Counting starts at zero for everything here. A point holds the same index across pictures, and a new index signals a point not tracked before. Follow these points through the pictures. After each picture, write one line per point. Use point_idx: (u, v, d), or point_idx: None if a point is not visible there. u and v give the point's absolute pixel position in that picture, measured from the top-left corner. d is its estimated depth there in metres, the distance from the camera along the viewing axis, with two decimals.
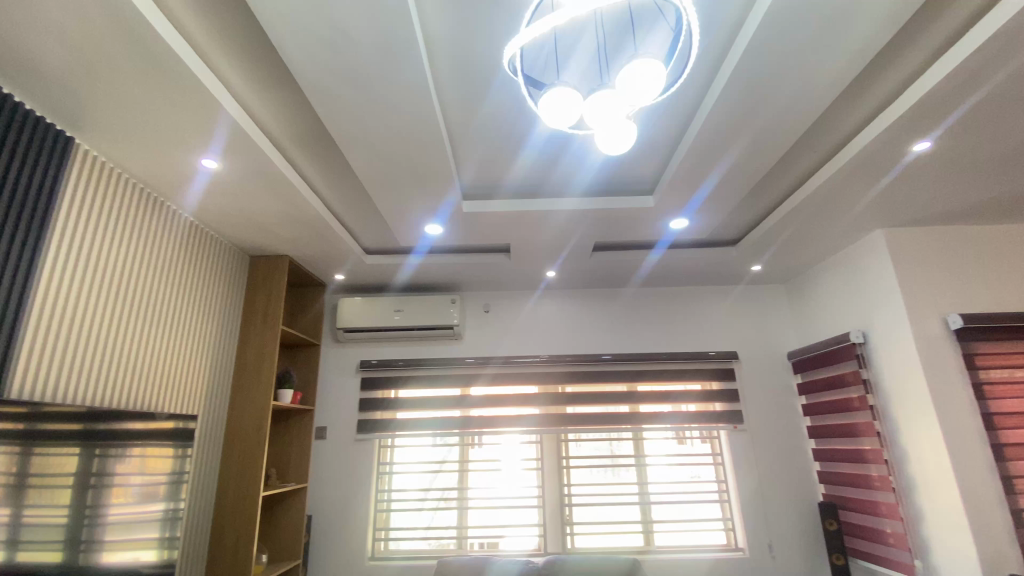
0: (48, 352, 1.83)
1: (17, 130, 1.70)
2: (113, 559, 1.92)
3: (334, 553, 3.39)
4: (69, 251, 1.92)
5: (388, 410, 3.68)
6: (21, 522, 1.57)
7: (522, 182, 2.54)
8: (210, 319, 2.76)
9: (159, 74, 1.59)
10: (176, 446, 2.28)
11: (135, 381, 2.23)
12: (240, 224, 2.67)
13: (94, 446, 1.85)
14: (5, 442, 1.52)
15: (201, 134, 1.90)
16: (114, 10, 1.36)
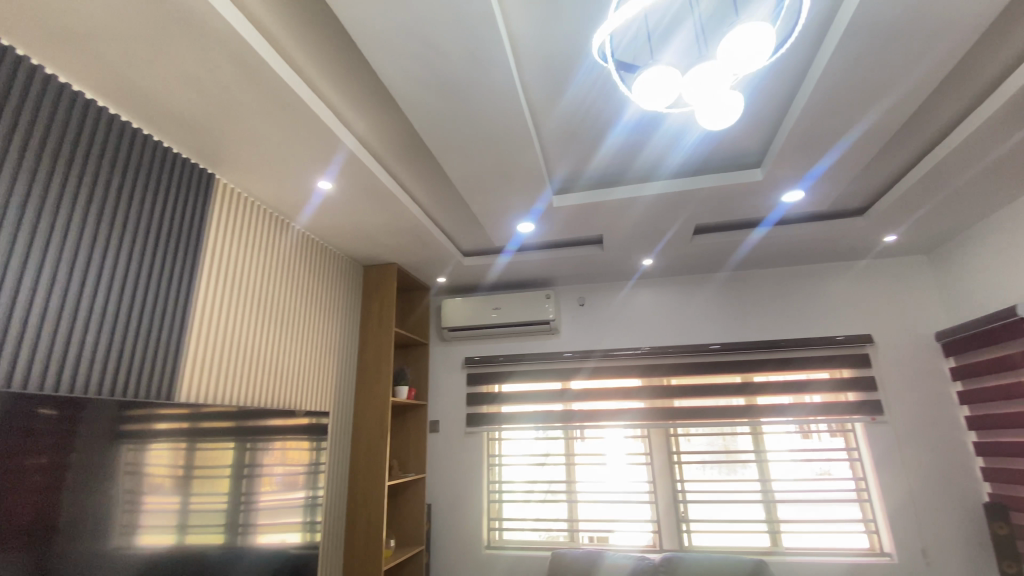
0: (207, 361, 2.14)
1: (169, 173, 2.00)
2: (266, 540, 2.21)
3: (453, 540, 3.58)
4: (216, 273, 2.22)
5: (493, 405, 3.81)
6: (188, 509, 1.84)
7: (610, 169, 2.48)
8: (333, 325, 3.04)
9: (278, 109, 1.78)
10: (311, 440, 2.55)
11: (275, 382, 2.52)
12: (352, 237, 2.91)
13: (245, 440, 2.13)
14: (173, 439, 1.80)
15: (317, 159, 2.09)
16: (243, 62, 1.56)
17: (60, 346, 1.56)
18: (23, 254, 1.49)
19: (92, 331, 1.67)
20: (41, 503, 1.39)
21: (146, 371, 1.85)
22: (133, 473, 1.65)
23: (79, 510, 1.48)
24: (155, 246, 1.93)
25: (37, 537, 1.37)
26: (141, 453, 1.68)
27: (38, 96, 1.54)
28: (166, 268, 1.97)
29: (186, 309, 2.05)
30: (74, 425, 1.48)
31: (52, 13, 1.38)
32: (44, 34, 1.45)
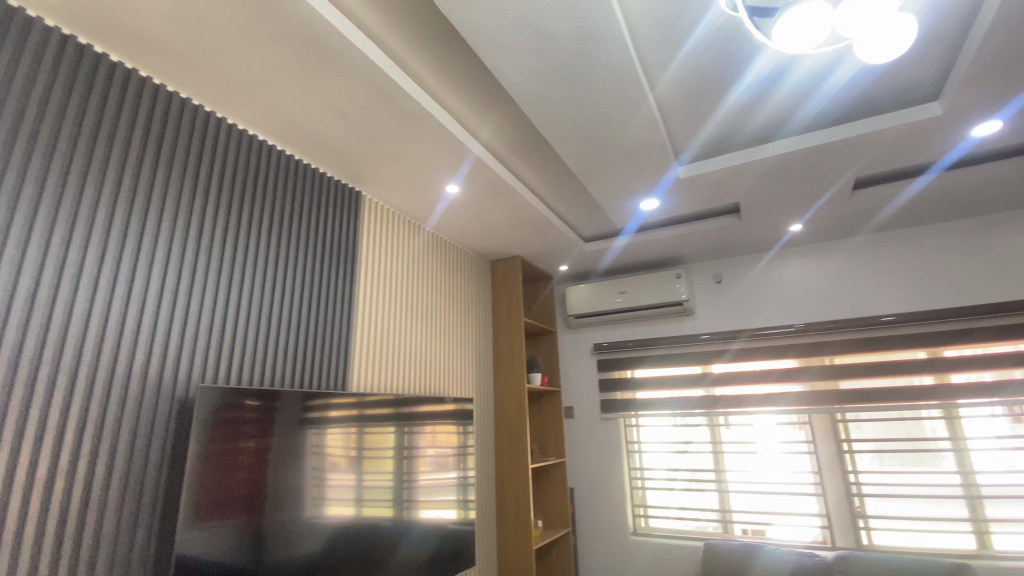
0: (370, 356, 2.42)
1: (327, 195, 2.30)
2: (428, 514, 2.45)
3: (598, 525, 3.61)
4: (370, 277, 2.50)
5: (627, 391, 3.74)
6: (363, 485, 2.11)
7: (741, 131, 2.27)
8: (469, 318, 3.25)
9: (410, 124, 1.93)
10: (458, 425, 2.75)
11: (424, 372, 2.77)
12: (478, 234, 3.06)
13: (402, 424, 2.37)
14: (345, 424, 2.07)
15: (445, 166, 2.23)
16: (379, 87, 1.73)
17: (260, 349, 1.89)
18: (228, 277, 1.83)
19: (282, 335, 1.99)
20: (253, 477, 1.69)
21: (324, 366, 2.16)
22: (317, 453, 1.93)
23: (281, 483, 1.78)
24: (322, 260, 2.24)
25: (252, 505, 1.67)
26: (322, 436, 1.96)
27: (224, 144, 1.87)
28: (331, 278, 2.27)
29: (350, 312, 2.34)
30: (273, 413, 1.78)
31: (234, 74, 1.67)
32: (228, 92, 1.75)
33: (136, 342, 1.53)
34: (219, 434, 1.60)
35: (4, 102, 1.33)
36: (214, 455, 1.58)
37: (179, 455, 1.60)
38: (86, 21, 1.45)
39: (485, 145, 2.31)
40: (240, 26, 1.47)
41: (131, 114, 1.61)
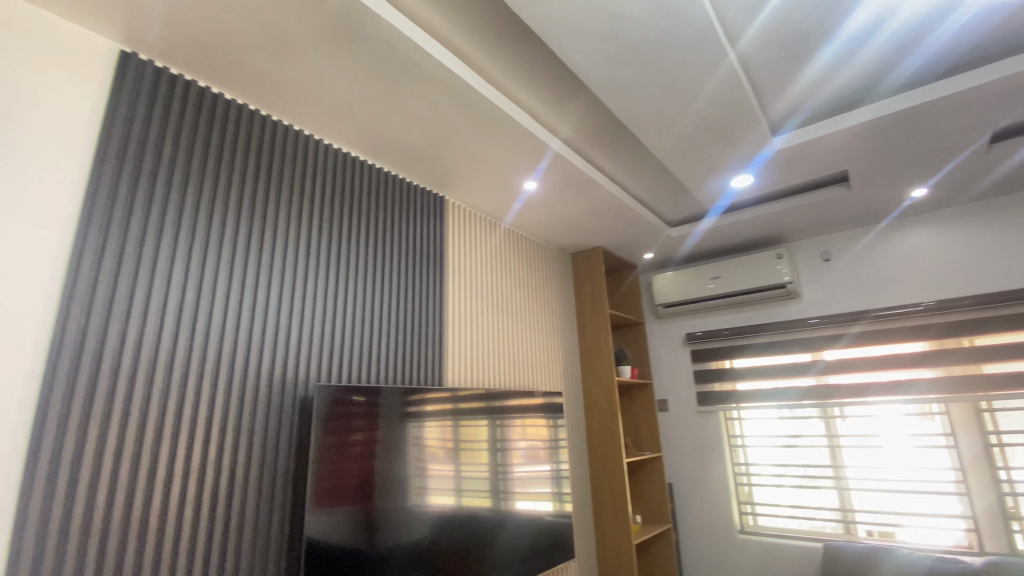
0: (462, 351, 2.51)
1: (413, 201, 2.42)
2: (525, 506, 2.50)
3: (701, 522, 3.47)
4: (457, 276, 2.59)
5: (726, 382, 3.54)
6: (462, 476, 2.20)
7: (846, 90, 2.05)
8: (554, 313, 3.26)
9: (487, 126, 1.97)
10: (549, 418, 2.77)
11: (512, 366, 2.81)
12: (558, 228, 3.05)
13: (494, 418, 2.43)
14: (441, 418, 2.16)
15: (524, 163, 2.24)
16: (456, 92, 1.77)
17: (363, 348, 2.04)
18: (332, 284, 1.99)
19: (381, 334, 2.13)
20: (363, 467, 1.83)
21: (420, 362, 2.27)
22: (417, 445, 2.04)
23: (388, 474, 1.91)
24: (414, 264, 2.36)
25: (364, 493, 1.81)
26: (421, 428, 2.07)
27: (321, 162, 2.04)
28: (422, 280, 2.38)
29: (441, 311, 2.45)
30: (376, 407, 1.91)
31: (325, 97, 1.80)
32: (322, 114, 1.90)
33: (261, 347, 1.72)
34: (331, 427, 1.75)
35: (146, 145, 1.56)
36: (329, 447, 1.72)
37: (300, 448, 1.77)
38: (205, 66, 1.66)
39: (564, 140, 2.29)
40: (328, 50, 1.58)
41: (243, 144, 1.80)
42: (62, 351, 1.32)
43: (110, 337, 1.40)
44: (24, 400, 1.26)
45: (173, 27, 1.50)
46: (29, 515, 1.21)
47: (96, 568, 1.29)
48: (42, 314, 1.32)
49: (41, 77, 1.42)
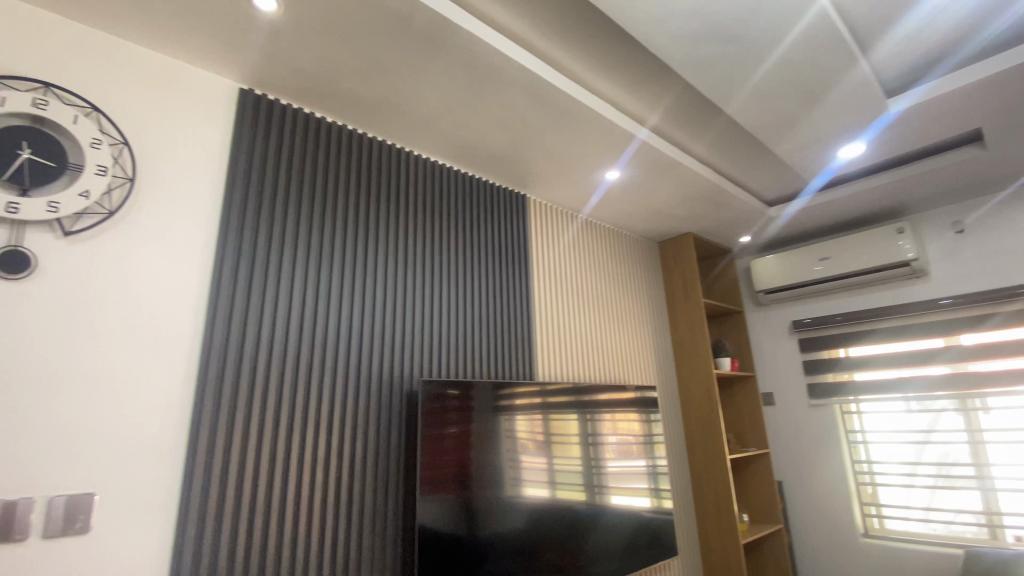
0: (550, 346, 2.52)
1: (497, 201, 2.46)
2: (621, 502, 2.47)
3: (816, 522, 3.23)
4: (542, 272, 2.60)
5: (840, 372, 3.24)
6: (555, 469, 2.22)
7: (977, 31, 1.77)
8: (642, 304, 3.17)
9: (568, 121, 1.95)
10: (642, 413, 2.71)
11: (601, 359, 2.77)
12: (643, 216, 2.95)
13: (584, 411, 2.42)
14: (529, 412, 2.18)
15: (607, 153, 2.19)
16: (537, 92, 1.78)
17: (457, 347, 2.12)
18: (426, 286, 2.08)
19: (473, 333, 2.19)
20: (459, 460, 1.89)
21: (511, 359, 2.31)
22: (510, 437, 2.09)
23: (487, 467, 1.97)
24: (501, 263, 2.41)
25: (463, 484, 1.88)
26: (512, 422, 2.11)
27: (410, 172, 2.14)
28: (509, 278, 2.42)
29: (528, 307, 2.47)
30: (470, 403, 1.98)
31: (413, 109, 1.89)
32: (411, 127, 1.99)
33: (368, 349, 1.85)
34: (430, 421, 1.84)
35: (265, 172, 1.73)
36: (428, 440, 1.81)
37: (407, 442, 1.88)
38: (309, 94, 1.81)
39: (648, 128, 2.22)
40: (416, 64, 1.66)
41: (344, 162, 1.94)
42: (210, 357, 1.51)
43: (246, 344, 1.57)
44: (185, 400, 1.47)
45: (281, 61, 1.66)
46: (193, 499, 1.41)
47: (246, 547, 1.47)
48: (193, 326, 1.52)
49: (180, 118, 1.63)
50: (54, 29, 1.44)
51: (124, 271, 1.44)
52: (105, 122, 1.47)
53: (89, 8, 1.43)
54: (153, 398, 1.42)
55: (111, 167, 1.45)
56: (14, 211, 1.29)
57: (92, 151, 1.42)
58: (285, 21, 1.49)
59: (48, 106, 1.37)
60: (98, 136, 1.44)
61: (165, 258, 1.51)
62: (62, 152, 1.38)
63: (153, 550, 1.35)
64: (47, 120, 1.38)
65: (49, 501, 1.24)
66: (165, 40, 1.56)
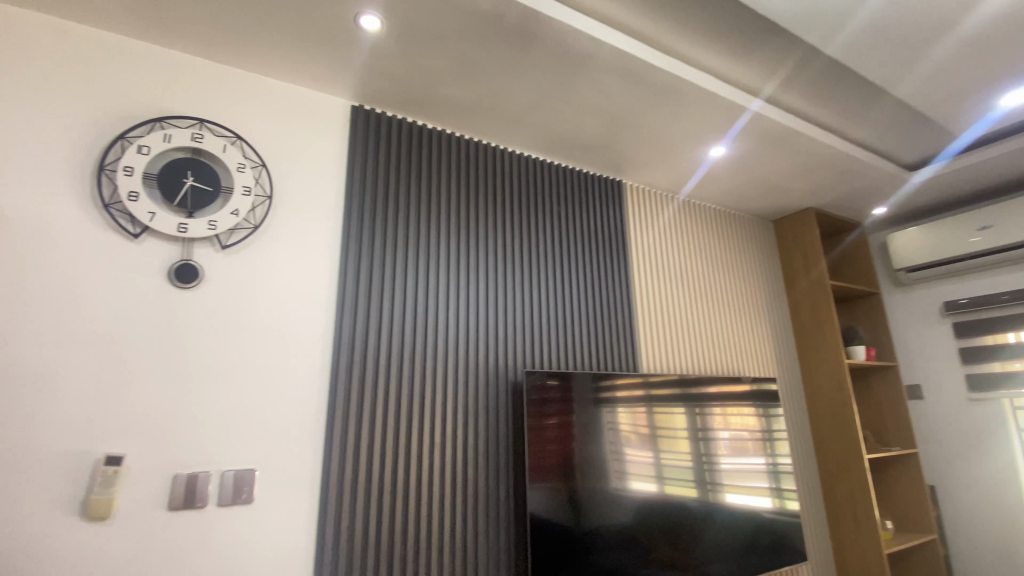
0: (653, 337, 2.42)
1: (592, 190, 2.43)
2: (738, 501, 2.32)
3: (981, 535, 2.78)
4: (643, 260, 2.52)
5: (1008, 360, 2.76)
6: (662, 463, 2.14)
7: None
8: (756, 288, 2.94)
9: (667, 99, 1.86)
10: (760, 408, 2.52)
11: (708, 350, 2.61)
12: (755, 193, 2.74)
13: (694, 405, 2.31)
14: (631, 405, 2.12)
15: (712, 128, 2.05)
16: (633, 73, 1.72)
17: (557, 339, 2.12)
18: (524, 279, 2.11)
19: (572, 325, 2.18)
20: (562, 450, 1.90)
21: (613, 351, 2.27)
22: (613, 430, 2.04)
23: (594, 459, 1.96)
24: (599, 252, 2.37)
25: (567, 474, 1.88)
26: (615, 414, 2.06)
27: (507, 168, 2.19)
28: (609, 267, 2.38)
29: (629, 297, 2.40)
30: (570, 394, 1.97)
31: (509, 106, 1.92)
32: (506, 124, 2.03)
33: (474, 342, 1.92)
34: (533, 411, 1.86)
35: (378, 180, 1.87)
36: (533, 431, 1.84)
37: (515, 432, 1.93)
38: (412, 103, 1.92)
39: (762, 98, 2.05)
40: (509, 62, 1.69)
41: (445, 165, 2.04)
42: (341, 351, 1.67)
43: (369, 338, 1.72)
44: (321, 389, 1.64)
45: (386, 76, 1.77)
46: (331, 477, 1.57)
47: (377, 523, 1.60)
48: (324, 323, 1.69)
49: (306, 137, 1.81)
50: (205, 72, 1.68)
51: (269, 276, 1.64)
52: (247, 148, 1.68)
53: (230, 50, 1.65)
54: (297, 388, 1.60)
55: (253, 187, 1.66)
56: (183, 230, 1.52)
57: (238, 174, 1.63)
58: (388, 37, 1.60)
59: (204, 139, 1.61)
60: (243, 161, 1.65)
61: (300, 263, 1.70)
62: (216, 178, 1.60)
63: (301, 521, 1.53)
64: (204, 151, 1.61)
65: (221, 475, 1.45)
66: (290, 70, 1.75)
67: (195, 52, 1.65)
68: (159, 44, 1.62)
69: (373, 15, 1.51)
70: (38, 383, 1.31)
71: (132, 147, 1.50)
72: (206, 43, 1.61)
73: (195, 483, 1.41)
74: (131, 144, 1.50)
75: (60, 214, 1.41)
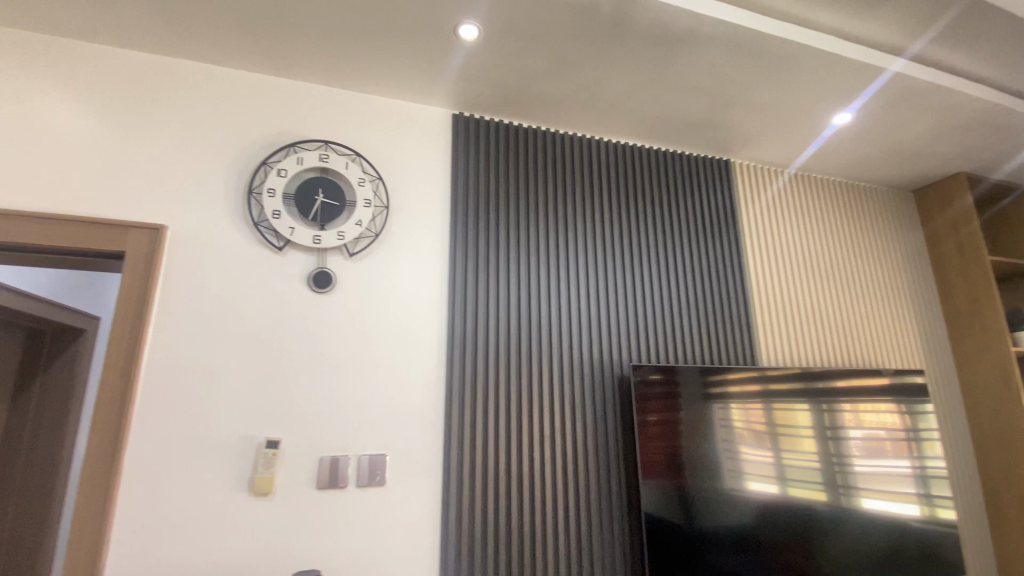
0: (771, 326, 2.26)
1: (697, 172, 2.32)
2: (877, 507, 2.09)
3: None
4: (756, 243, 2.35)
5: None
6: (784, 463, 1.99)
7: None
8: (893, 269, 2.61)
9: (778, 68, 1.73)
10: (902, 404, 2.24)
11: (836, 340, 2.37)
12: (887, 161, 2.43)
13: (820, 401, 2.12)
14: (745, 400, 1.99)
15: (834, 93, 1.87)
16: (738, 43, 1.62)
17: (664, 330, 2.06)
18: (627, 269, 2.08)
19: (680, 315, 2.11)
20: (672, 446, 1.84)
21: (725, 342, 2.15)
22: (726, 427, 1.93)
23: (708, 456, 1.88)
24: (706, 237, 2.26)
25: (678, 471, 1.83)
26: (728, 411, 1.95)
27: (604, 158, 2.17)
28: (717, 253, 2.26)
29: (742, 284, 2.26)
30: (678, 389, 1.90)
31: (604, 96, 1.90)
32: (601, 113, 2.01)
33: (579, 335, 1.93)
34: (638, 406, 1.83)
35: (480, 181, 1.96)
36: (641, 427, 1.81)
37: (623, 426, 1.91)
38: (509, 104, 1.97)
39: (904, 58, 1.81)
40: (603, 52, 1.68)
41: (544, 161, 2.07)
42: (453, 346, 1.77)
43: (478, 333, 1.81)
44: (437, 381, 1.75)
45: (483, 81, 1.84)
46: (451, 464, 1.68)
47: (493, 509, 1.68)
48: (438, 320, 1.80)
49: (413, 147, 1.94)
50: (327, 97, 1.87)
51: (388, 278, 1.79)
52: (365, 164, 1.84)
53: (346, 75, 1.82)
54: (417, 380, 1.73)
55: (373, 198, 1.82)
56: (318, 241, 1.71)
57: (359, 188, 1.80)
58: (485, 43, 1.66)
59: (329, 158, 1.79)
60: (362, 175, 1.81)
61: (414, 265, 1.83)
62: (342, 193, 1.77)
63: (426, 504, 1.65)
64: (330, 169, 1.79)
65: (358, 460, 1.61)
66: (396, 86, 1.88)
67: (318, 80, 1.85)
68: (289, 77, 1.83)
69: (472, 24, 1.58)
70: (213, 376, 1.56)
71: (273, 171, 1.72)
72: (326, 71, 1.80)
73: (337, 465, 1.58)
74: (272, 169, 1.72)
75: (221, 233, 1.66)
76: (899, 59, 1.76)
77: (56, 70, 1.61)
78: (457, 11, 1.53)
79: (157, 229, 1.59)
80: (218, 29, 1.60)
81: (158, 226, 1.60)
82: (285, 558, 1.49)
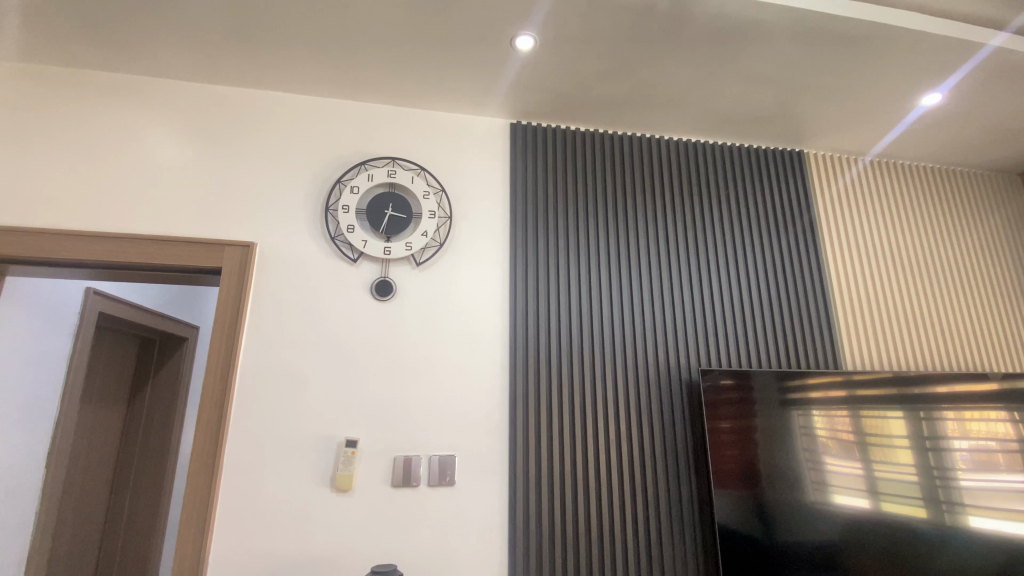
0: (855, 325, 2.10)
1: (767, 165, 2.22)
2: (988, 526, 1.87)
3: None
4: (837, 236, 2.21)
5: None
6: (876, 475, 1.85)
7: None
8: (1001, 260, 2.34)
9: (855, 51, 1.62)
10: (1015, 412, 2.00)
11: (933, 340, 2.17)
12: (989, 142, 2.19)
13: (916, 409, 1.94)
14: (828, 406, 1.86)
15: (921, 72, 1.72)
16: (809, 28, 1.54)
17: (734, 332, 1.98)
18: (693, 269, 2.02)
19: (751, 316, 2.02)
20: (745, 454, 1.76)
21: (803, 343, 2.03)
22: (807, 435, 1.82)
23: (786, 465, 1.78)
24: (780, 233, 2.15)
25: (753, 481, 1.74)
26: (809, 418, 1.84)
27: (665, 156, 2.13)
28: (792, 249, 2.14)
29: (821, 282, 2.12)
30: (751, 394, 1.82)
31: (664, 94, 1.88)
32: (661, 112, 1.98)
33: (643, 338, 1.91)
34: (709, 412, 1.77)
35: (539, 188, 1.99)
36: (712, 435, 1.76)
37: (693, 433, 1.85)
38: (565, 109, 1.99)
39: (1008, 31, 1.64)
40: (662, 49, 1.65)
41: (603, 165, 2.07)
42: (517, 350, 1.81)
43: (542, 338, 1.84)
44: (503, 385, 1.80)
45: (539, 89, 1.88)
46: (518, 467, 1.71)
47: (560, 513, 1.70)
48: (502, 325, 1.85)
49: (473, 158, 2.01)
50: (392, 116, 1.98)
51: (454, 285, 1.86)
52: (430, 177, 1.93)
53: (410, 94, 1.92)
54: (484, 384, 1.78)
55: (437, 210, 1.90)
56: (387, 253, 1.81)
57: (424, 201, 1.89)
58: (541, 52, 1.69)
59: (396, 174, 1.89)
60: (427, 188, 1.90)
61: (477, 272, 1.89)
62: (409, 206, 1.87)
63: (495, 505, 1.69)
64: (397, 184, 1.89)
65: (429, 460, 1.69)
66: (456, 101, 1.96)
67: (384, 101, 1.97)
68: (359, 100, 1.96)
69: (528, 35, 1.62)
70: (298, 380, 1.69)
71: (347, 189, 1.84)
72: (392, 92, 1.91)
73: (410, 464, 1.66)
74: (346, 187, 1.85)
75: (302, 248, 1.80)
76: (1000, 33, 1.60)
77: (167, 109, 1.84)
78: (515, 23, 1.58)
79: (247, 246, 1.76)
80: (298, 60, 1.75)
81: (248, 243, 1.76)
82: (366, 554, 1.58)
